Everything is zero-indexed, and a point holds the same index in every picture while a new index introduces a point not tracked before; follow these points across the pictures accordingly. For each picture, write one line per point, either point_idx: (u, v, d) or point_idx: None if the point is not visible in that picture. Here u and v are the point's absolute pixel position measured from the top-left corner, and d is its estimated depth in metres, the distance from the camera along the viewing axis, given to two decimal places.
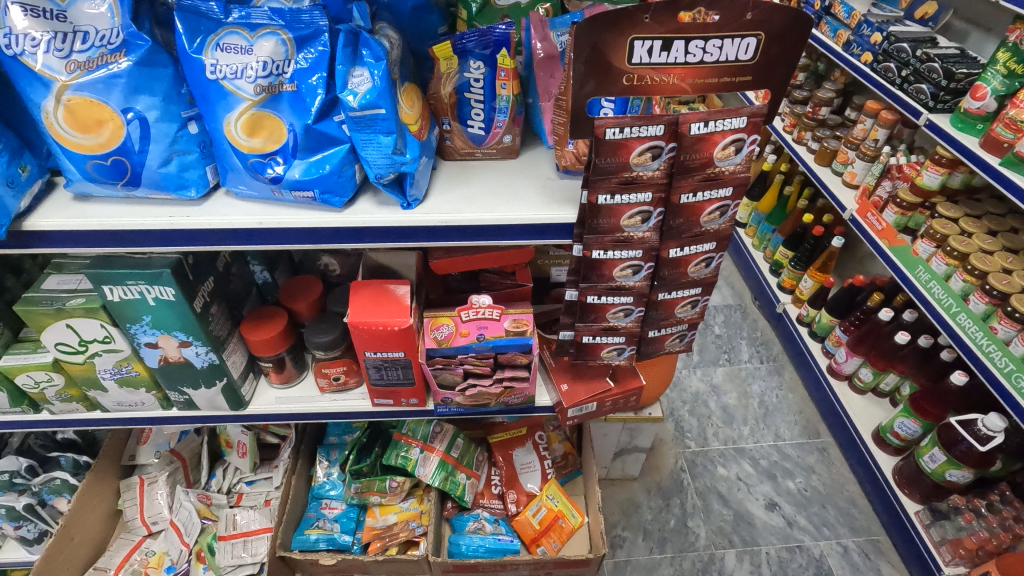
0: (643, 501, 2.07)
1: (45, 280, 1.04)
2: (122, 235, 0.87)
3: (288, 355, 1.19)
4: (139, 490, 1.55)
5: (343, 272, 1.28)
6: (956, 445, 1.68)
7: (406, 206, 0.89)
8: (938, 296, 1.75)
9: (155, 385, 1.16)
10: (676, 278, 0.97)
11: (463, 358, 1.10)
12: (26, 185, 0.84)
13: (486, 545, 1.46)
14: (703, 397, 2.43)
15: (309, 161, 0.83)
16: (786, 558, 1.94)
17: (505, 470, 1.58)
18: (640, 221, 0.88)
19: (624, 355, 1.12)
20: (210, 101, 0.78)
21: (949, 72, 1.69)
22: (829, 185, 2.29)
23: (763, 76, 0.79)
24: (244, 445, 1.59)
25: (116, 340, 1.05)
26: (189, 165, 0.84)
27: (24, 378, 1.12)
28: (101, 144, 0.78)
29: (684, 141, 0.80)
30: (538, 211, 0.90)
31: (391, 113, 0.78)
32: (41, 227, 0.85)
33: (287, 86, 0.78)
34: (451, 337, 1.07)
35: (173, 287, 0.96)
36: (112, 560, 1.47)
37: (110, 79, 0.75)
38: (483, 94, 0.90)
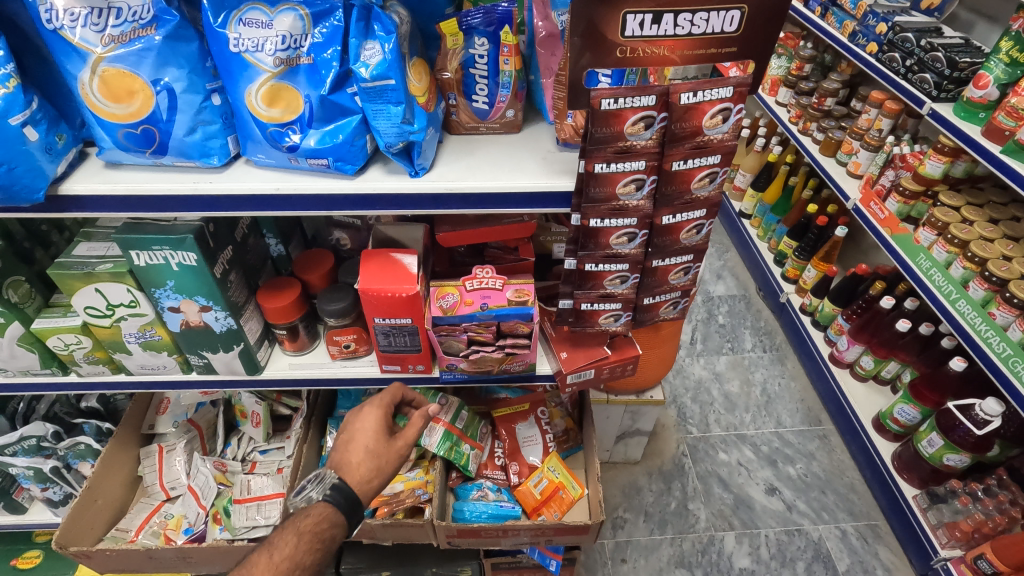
0: (645, 484, 2.11)
1: (75, 247, 1.10)
2: (151, 201, 0.93)
3: (301, 324, 1.26)
4: (158, 457, 1.62)
5: (353, 247, 1.34)
6: (954, 429, 1.71)
7: (414, 173, 0.94)
8: (938, 283, 1.78)
9: (176, 350, 1.22)
10: (669, 245, 1.03)
11: (467, 325, 1.15)
12: (61, 152, 0.90)
13: (489, 512, 1.52)
14: (705, 384, 2.47)
15: (324, 130, 0.89)
16: (784, 540, 1.98)
17: (508, 443, 1.64)
18: (634, 189, 0.94)
19: (620, 322, 1.17)
20: (233, 73, 0.84)
21: (952, 61, 1.71)
22: (834, 176, 2.30)
23: (747, 46, 0.84)
24: (258, 415, 1.66)
25: (141, 304, 1.12)
26: (212, 134, 0.90)
27: (55, 340, 1.19)
28: (132, 113, 0.84)
29: (674, 110, 0.86)
30: (538, 179, 0.95)
31: (400, 84, 0.84)
32: (77, 192, 0.92)
33: (304, 59, 0.83)
34: (455, 305, 1.13)
35: (195, 252, 1.02)
36: (133, 522, 1.55)
37: (142, 51, 0.81)
38: (488, 69, 0.95)
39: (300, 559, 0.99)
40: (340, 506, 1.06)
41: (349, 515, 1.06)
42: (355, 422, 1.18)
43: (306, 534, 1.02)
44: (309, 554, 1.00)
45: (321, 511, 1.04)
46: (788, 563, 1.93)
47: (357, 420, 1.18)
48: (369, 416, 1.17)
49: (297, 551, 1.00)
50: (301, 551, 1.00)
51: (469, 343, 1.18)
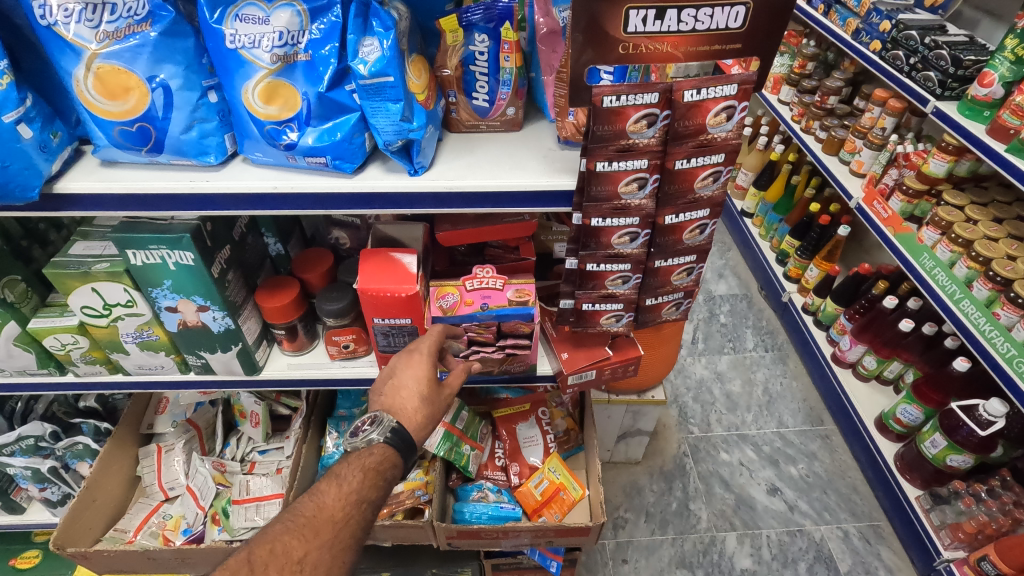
0: (646, 484, 2.10)
1: (72, 245, 1.09)
2: (147, 199, 0.92)
3: (300, 323, 1.25)
4: (156, 457, 1.61)
5: (352, 246, 1.33)
6: (958, 430, 1.70)
7: (413, 172, 0.93)
8: (942, 283, 1.76)
9: (174, 350, 1.21)
10: (672, 244, 1.02)
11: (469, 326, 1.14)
12: (57, 150, 0.89)
13: (489, 513, 1.50)
14: (707, 384, 2.46)
15: (322, 128, 0.87)
16: (786, 541, 1.97)
17: (509, 444, 1.63)
18: (636, 188, 0.92)
19: (622, 323, 1.16)
20: (229, 70, 0.83)
21: (957, 59, 1.69)
22: (837, 175, 2.29)
23: (752, 43, 0.83)
24: (257, 415, 1.65)
25: (138, 303, 1.11)
26: (209, 132, 0.89)
27: (51, 340, 1.18)
28: (128, 110, 0.83)
29: (677, 107, 0.84)
30: (540, 178, 0.94)
31: (399, 81, 0.83)
32: (72, 191, 0.91)
33: (302, 55, 0.82)
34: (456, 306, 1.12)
35: (192, 252, 1.01)
36: (131, 522, 1.54)
37: (137, 48, 0.79)
38: (488, 67, 0.94)
39: (367, 494, 0.95)
40: (401, 451, 1.02)
41: (408, 460, 1.03)
42: (403, 367, 1.08)
43: (372, 470, 0.98)
44: (376, 493, 0.97)
45: (385, 450, 1.00)
46: (790, 563, 1.92)
47: (404, 365, 1.09)
48: (419, 360, 1.08)
49: (362, 486, 0.95)
50: (366, 486, 0.96)
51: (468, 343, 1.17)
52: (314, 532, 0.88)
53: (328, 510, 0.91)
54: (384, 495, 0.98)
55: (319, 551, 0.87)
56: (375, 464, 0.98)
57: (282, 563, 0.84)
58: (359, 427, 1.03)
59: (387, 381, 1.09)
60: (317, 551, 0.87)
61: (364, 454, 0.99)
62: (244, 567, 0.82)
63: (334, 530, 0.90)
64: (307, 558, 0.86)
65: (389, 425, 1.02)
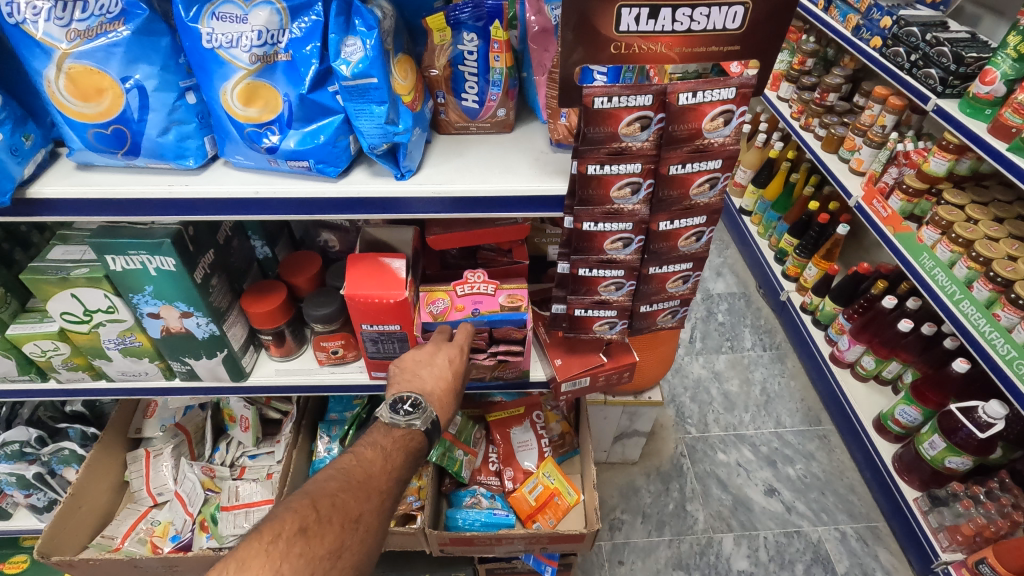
0: (643, 485, 2.08)
1: (50, 250, 1.06)
2: (124, 204, 0.89)
3: (287, 329, 1.22)
4: (144, 462, 1.59)
5: (342, 249, 1.30)
6: (956, 432, 1.68)
7: (399, 176, 0.90)
8: (942, 283, 1.73)
9: (158, 356, 1.19)
10: (666, 251, 0.99)
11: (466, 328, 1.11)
12: (29, 153, 0.86)
13: (481, 520, 1.47)
14: (705, 384, 2.43)
15: (304, 131, 0.84)
16: (783, 542, 1.95)
17: (503, 448, 1.61)
18: (630, 192, 0.90)
19: (615, 330, 1.13)
20: (207, 70, 0.79)
21: (959, 56, 1.66)
22: (835, 173, 2.26)
23: (750, 44, 0.80)
24: (247, 419, 1.63)
25: (119, 310, 1.08)
26: (188, 135, 0.86)
27: (31, 347, 1.15)
28: (102, 112, 0.80)
29: (672, 110, 0.81)
30: (531, 183, 0.91)
31: (383, 83, 0.80)
32: (46, 195, 0.88)
33: (282, 55, 0.79)
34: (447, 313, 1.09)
35: (173, 257, 0.98)
36: (119, 528, 1.51)
37: (109, 47, 0.76)
38: (477, 66, 0.91)
39: (406, 473, 0.94)
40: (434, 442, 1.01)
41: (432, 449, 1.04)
42: (438, 358, 1.04)
43: (412, 451, 0.96)
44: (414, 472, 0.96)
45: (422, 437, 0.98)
46: (786, 565, 1.90)
47: (439, 356, 1.04)
48: (457, 352, 1.05)
49: (403, 466, 0.94)
50: (406, 466, 0.95)
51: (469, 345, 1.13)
52: (367, 494, 0.87)
53: (377, 480, 0.89)
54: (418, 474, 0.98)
55: (370, 514, 0.85)
56: (414, 447, 0.97)
57: (343, 518, 0.82)
58: (398, 406, 0.99)
59: (421, 367, 1.03)
60: (371, 513, 0.85)
61: (405, 438, 0.97)
62: (311, 514, 0.80)
63: (383, 498, 0.88)
64: (362, 518, 0.84)
65: (432, 416, 0.99)
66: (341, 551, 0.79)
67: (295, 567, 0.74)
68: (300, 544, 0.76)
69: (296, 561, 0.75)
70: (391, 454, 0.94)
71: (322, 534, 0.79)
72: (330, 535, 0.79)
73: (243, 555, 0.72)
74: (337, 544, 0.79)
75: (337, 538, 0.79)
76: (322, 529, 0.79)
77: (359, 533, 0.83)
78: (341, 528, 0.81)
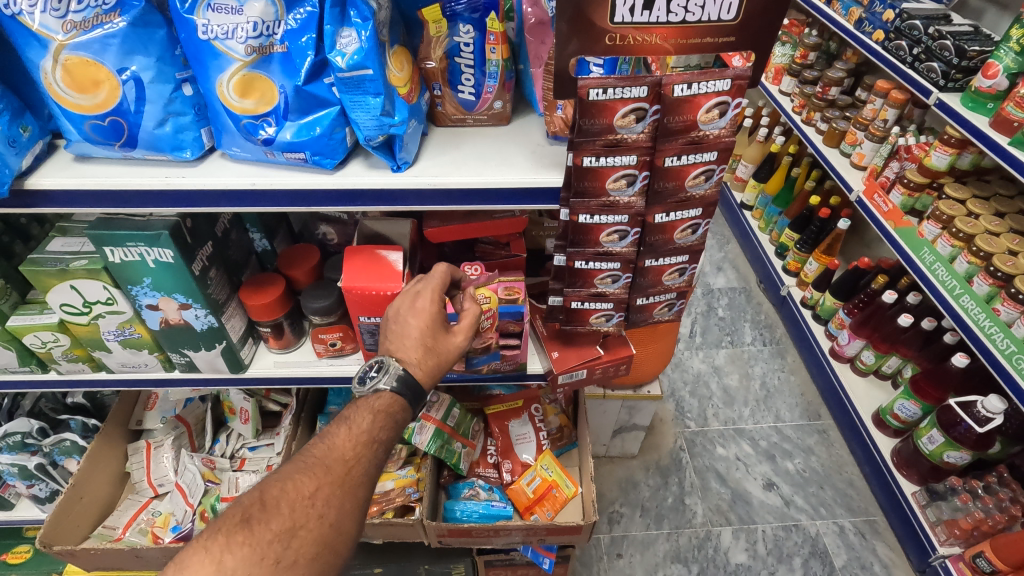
0: (641, 479, 2.09)
1: (50, 242, 1.07)
2: (121, 196, 0.89)
3: (286, 321, 1.22)
4: (145, 454, 1.59)
5: (340, 242, 1.30)
6: (954, 426, 1.68)
7: (396, 168, 0.91)
8: (942, 278, 1.72)
9: (158, 347, 1.19)
10: (662, 244, 0.99)
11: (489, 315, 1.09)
12: (27, 145, 0.86)
13: (479, 512, 1.49)
14: (704, 378, 2.44)
15: (300, 123, 0.85)
16: (781, 536, 1.96)
17: (501, 441, 1.62)
18: (625, 184, 0.90)
19: (612, 322, 1.13)
20: (203, 62, 0.80)
21: (960, 49, 1.65)
22: (838, 168, 2.23)
23: (746, 36, 0.80)
24: (246, 412, 1.64)
25: (118, 301, 1.08)
26: (184, 127, 0.87)
27: (32, 338, 1.16)
28: (98, 104, 0.80)
29: (667, 102, 0.81)
30: (527, 175, 0.91)
31: (379, 74, 0.80)
32: (43, 186, 0.88)
33: (278, 47, 0.79)
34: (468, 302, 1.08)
35: (171, 249, 0.98)
36: (121, 519, 1.53)
37: (105, 38, 0.76)
38: (474, 58, 0.91)
39: (378, 435, 0.93)
40: (413, 403, 0.97)
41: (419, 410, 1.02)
42: None
43: (386, 417, 0.95)
44: (388, 439, 0.94)
45: (394, 400, 0.96)
46: (784, 559, 1.91)
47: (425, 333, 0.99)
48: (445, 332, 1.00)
49: (373, 428, 0.93)
50: (377, 427, 0.93)
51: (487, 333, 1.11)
52: (325, 468, 0.87)
53: (339, 450, 0.89)
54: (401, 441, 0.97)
55: (330, 489, 0.85)
56: (388, 413, 0.95)
57: (292, 499, 0.82)
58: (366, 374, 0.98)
59: (405, 346, 0.98)
60: (329, 486, 0.85)
61: (377, 407, 0.94)
62: (256, 504, 0.81)
63: (345, 467, 0.88)
64: (318, 493, 0.84)
65: (402, 376, 0.96)
66: (294, 530, 0.80)
67: (239, 556, 0.76)
68: (242, 533, 0.78)
69: (240, 550, 0.77)
70: (359, 425, 0.92)
71: (268, 520, 0.80)
72: (277, 521, 0.80)
73: (181, 556, 0.75)
74: (290, 525, 0.81)
75: (288, 518, 0.81)
76: (268, 516, 0.80)
77: (317, 509, 0.83)
78: (291, 510, 0.82)
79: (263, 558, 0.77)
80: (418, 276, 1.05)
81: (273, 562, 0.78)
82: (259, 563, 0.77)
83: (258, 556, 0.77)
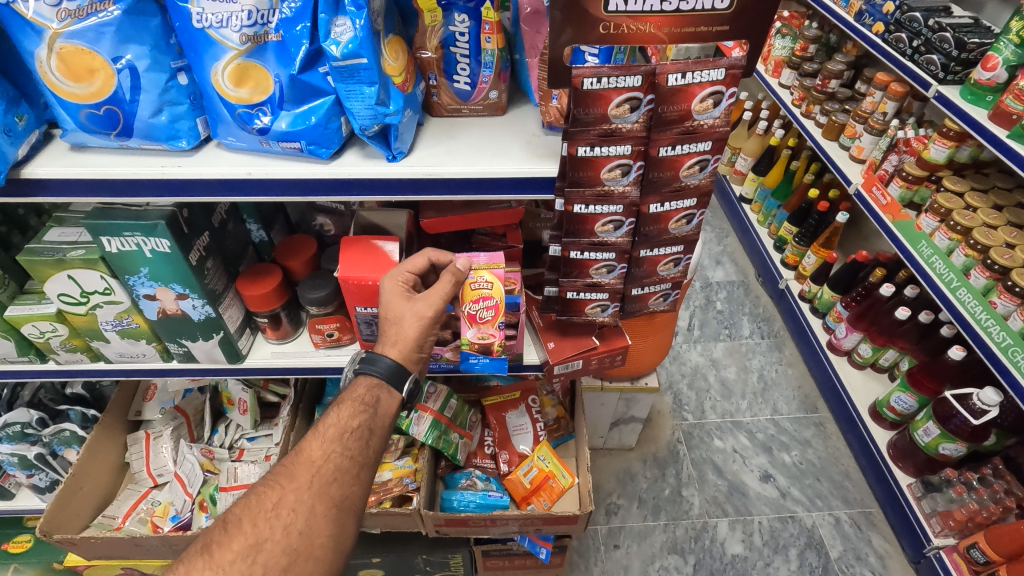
0: (639, 471, 2.10)
1: (47, 232, 1.07)
2: (117, 185, 0.90)
3: (283, 311, 1.23)
4: (144, 444, 1.60)
5: (337, 233, 1.31)
6: (951, 419, 1.68)
7: (391, 158, 0.91)
8: (939, 271, 1.72)
9: (155, 338, 1.20)
10: (657, 234, 1.00)
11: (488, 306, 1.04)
12: (23, 134, 0.87)
13: (477, 501, 1.50)
14: (702, 371, 2.44)
15: (296, 112, 0.85)
16: (778, 527, 1.97)
17: (498, 432, 1.62)
18: (620, 174, 0.90)
19: (608, 312, 1.14)
20: (198, 51, 0.80)
21: (960, 42, 1.65)
22: (836, 161, 2.23)
23: (741, 25, 0.80)
24: (244, 403, 1.65)
25: (116, 291, 1.09)
26: (180, 116, 0.87)
27: (30, 328, 1.16)
28: (93, 93, 0.81)
29: (661, 92, 0.81)
30: (522, 165, 0.91)
31: (373, 63, 0.80)
32: (40, 176, 0.88)
33: (272, 35, 0.79)
34: (466, 291, 1.05)
35: (168, 239, 0.99)
36: (120, 509, 1.53)
37: (100, 27, 0.76)
38: (469, 48, 0.91)
39: (350, 424, 0.94)
40: (387, 381, 0.99)
41: (410, 389, 1.01)
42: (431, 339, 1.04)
43: (357, 405, 0.96)
44: (360, 428, 0.94)
45: (369, 384, 0.99)
46: (781, 549, 1.92)
47: (425, 329, 1.02)
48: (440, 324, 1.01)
49: (343, 419, 0.94)
50: (347, 417, 0.94)
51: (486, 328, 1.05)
52: (292, 474, 0.88)
53: (308, 451, 0.90)
54: (381, 430, 0.96)
55: (297, 493, 0.86)
56: (361, 399, 0.97)
57: (254, 515, 0.83)
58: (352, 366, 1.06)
59: (413, 344, 1.01)
60: (296, 492, 0.86)
61: (350, 397, 0.97)
62: (218, 528, 0.83)
63: (313, 467, 0.88)
64: (283, 503, 0.85)
65: (373, 356, 1.00)
66: (260, 544, 0.81)
67: None
68: (203, 559, 0.79)
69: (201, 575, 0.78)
70: (329, 421, 0.94)
71: (227, 543, 0.81)
72: (238, 541, 0.81)
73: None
74: (255, 539, 0.81)
75: (251, 534, 0.82)
76: (227, 539, 0.81)
77: (285, 517, 0.83)
78: (252, 526, 0.82)
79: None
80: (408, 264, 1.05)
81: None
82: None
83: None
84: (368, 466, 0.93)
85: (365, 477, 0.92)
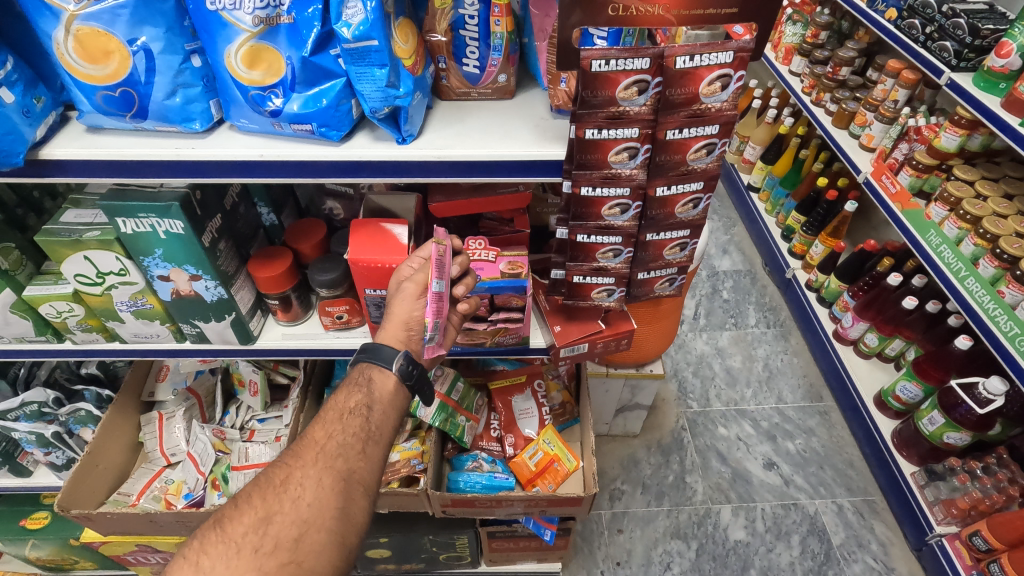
0: (643, 457, 2.12)
1: (63, 214, 1.09)
2: (132, 166, 0.91)
3: (293, 293, 1.24)
4: (158, 424, 1.64)
5: (346, 217, 1.32)
6: (955, 408, 1.69)
7: (401, 140, 0.92)
8: (948, 261, 1.71)
9: (169, 319, 1.22)
10: (664, 218, 1.01)
11: (438, 272, 0.99)
12: (40, 115, 0.88)
13: (483, 482, 1.52)
14: (707, 359, 2.45)
15: (307, 94, 0.86)
16: (780, 514, 1.99)
17: (504, 416, 1.65)
18: (627, 157, 0.91)
19: (613, 297, 1.15)
20: (211, 32, 0.81)
21: (974, 28, 1.63)
22: (845, 148, 2.22)
23: (749, 8, 0.80)
24: (255, 384, 1.68)
25: (131, 272, 1.11)
26: (193, 98, 0.88)
27: (47, 308, 1.19)
28: (109, 75, 0.82)
29: (668, 74, 0.82)
30: (530, 148, 0.92)
31: (383, 45, 0.81)
32: (56, 156, 0.90)
33: (284, 18, 0.80)
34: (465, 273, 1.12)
35: (182, 220, 1.01)
36: (134, 486, 1.57)
37: (115, 9, 0.77)
38: (478, 31, 0.92)
39: (348, 405, 0.95)
40: (374, 361, 1.00)
41: (402, 366, 0.99)
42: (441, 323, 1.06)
43: (353, 388, 0.98)
44: (358, 407, 0.95)
45: (364, 366, 1.00)
46: (783, 536, 1.94)
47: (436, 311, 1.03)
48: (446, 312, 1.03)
49: (341, 402, 0.96)
50: (345, 399, 0.96)
51: (440, 300, 1.00)
52: (298, 455, 0.89)
53: (312, 435, 0.92)
54: (380, 405, 0.97)
55: (303, 470, 0.87)
56: (356, 381, 0.99)
57: (265, 491, 0.85)
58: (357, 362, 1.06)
59: (422, 325, 1.03)
60: (301, 471, 0.87)
61: (346, 382, 0.99)
62: (229, 505, 0.85)
63: (316, 447, 0.90)
64: (290, 478, 0.87)
65: (373, 348, 1.01)
66: (270, 516, 0.83)
67: (215, 555, 0.79)
68: (216, 534, 0.82)
69: (214, 549, 0.80)
70: (329, 405, 0.96)
71: (238, 517, 0.83)
72: (249, 515, 0.83)
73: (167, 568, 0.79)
74: (266, 512, 0.83)
75: (261, 508, 0.83)
76: (238, 514, 0.84)
77: (292, 493, 0.85)
78: (263, 500, 0.84)
79: (240, 549, 0.80)
80: (419, 249, 1.08)
81: (253, 549, 0.80)
82: (236, 555, 0.79)
83: (234, 549, 0.80)
84: (373, 441, 0.94)
85: (371, 452, 0.93)
